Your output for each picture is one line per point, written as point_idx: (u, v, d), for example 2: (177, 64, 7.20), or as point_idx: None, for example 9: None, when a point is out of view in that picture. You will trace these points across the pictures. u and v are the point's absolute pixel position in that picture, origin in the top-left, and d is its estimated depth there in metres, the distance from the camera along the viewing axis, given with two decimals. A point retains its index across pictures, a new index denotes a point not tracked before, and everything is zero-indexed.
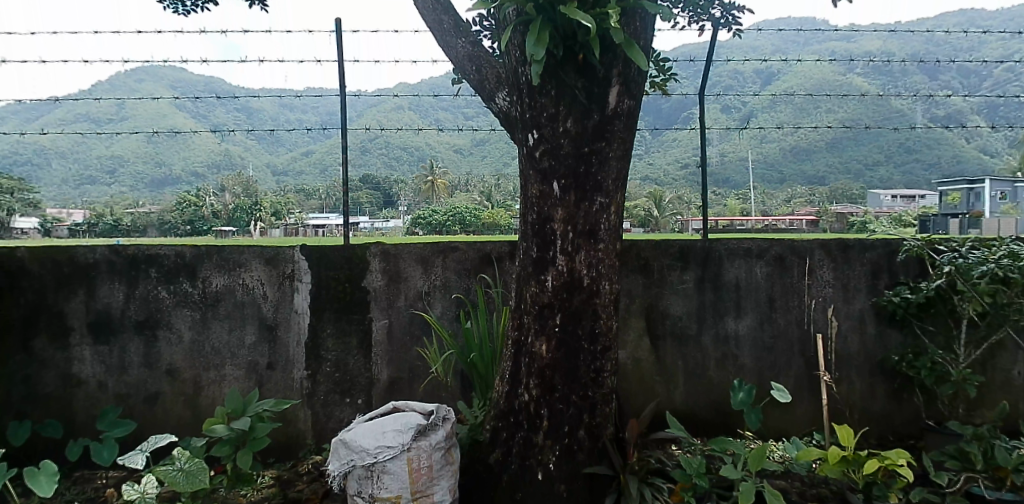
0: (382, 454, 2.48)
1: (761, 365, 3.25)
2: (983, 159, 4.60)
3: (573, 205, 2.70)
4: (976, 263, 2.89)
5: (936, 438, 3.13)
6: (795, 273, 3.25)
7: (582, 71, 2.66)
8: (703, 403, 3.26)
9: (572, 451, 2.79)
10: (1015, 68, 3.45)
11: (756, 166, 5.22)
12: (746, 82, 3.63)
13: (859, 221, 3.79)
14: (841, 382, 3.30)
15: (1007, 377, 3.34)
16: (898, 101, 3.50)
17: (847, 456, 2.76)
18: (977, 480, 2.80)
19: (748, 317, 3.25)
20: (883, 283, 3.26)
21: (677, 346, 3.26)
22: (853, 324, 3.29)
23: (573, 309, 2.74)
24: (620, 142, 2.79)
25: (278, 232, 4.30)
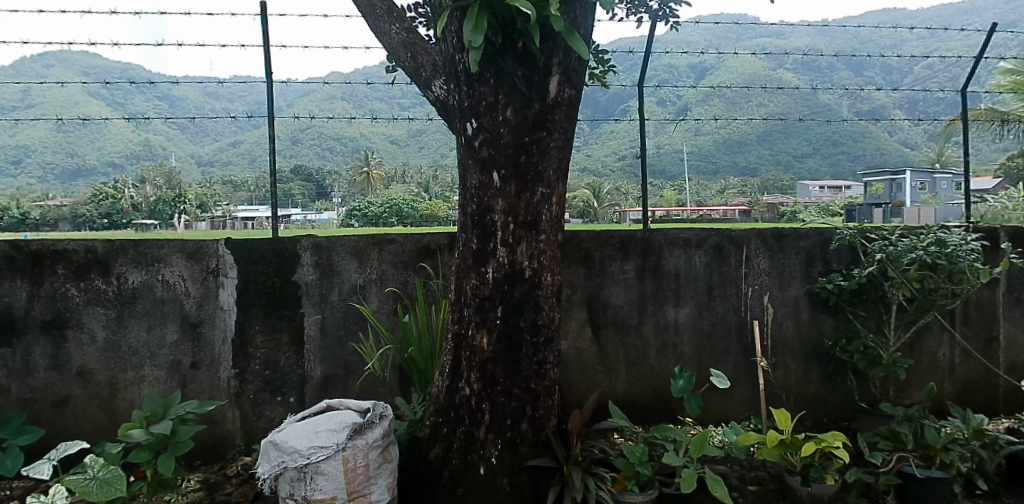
0: (315, 455, 2.38)
1: (700, 353, 3.22)
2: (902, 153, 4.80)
3: (514, 196, 2.67)
4: (905, 250, 2.98)
5: (869, 419, 3.21)
6: (733, 262, 3.22)
7: (522, 59, 2.63)
8: (643, 391, 3.20)
9: (515, 444, 2.75)
10: (932, 65, 3.53)
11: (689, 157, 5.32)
12: (680, 76, 3.55)
13: (790, 210, 3.86)
14: (776, 367, 3.30)
15: (933, 358, 3.35)
16: (826, 96, 3.49)
17: (785, 440, 2.86)
18: (908, 459, 2.91)
19: (687, 305, 3.20)
20: (816, 271, 3.29)
21: (618, 336, 3.17)
22: (788, 311, 3.30)
23: (515, 301, 2.72)
24: (561, 132, 2.77)
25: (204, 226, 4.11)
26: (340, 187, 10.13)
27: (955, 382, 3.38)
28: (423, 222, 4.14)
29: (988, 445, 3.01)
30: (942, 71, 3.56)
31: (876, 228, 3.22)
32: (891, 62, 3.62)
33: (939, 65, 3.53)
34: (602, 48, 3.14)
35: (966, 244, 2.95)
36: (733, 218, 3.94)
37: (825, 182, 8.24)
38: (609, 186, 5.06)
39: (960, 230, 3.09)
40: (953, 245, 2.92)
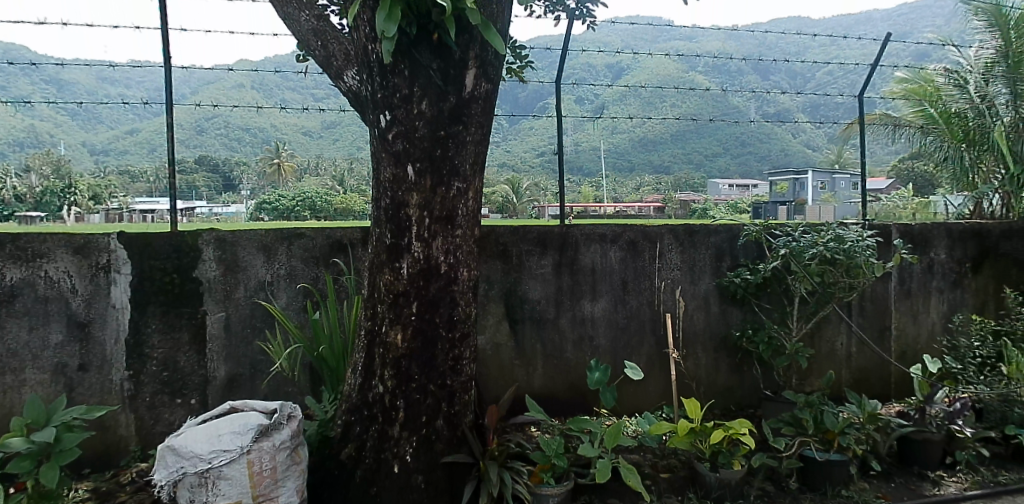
0: (217, 459, 2.26)
1: (615, 345, 3.28)
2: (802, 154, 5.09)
3: (429, 189, 2.64)
4: (807, 246, 3.13)
5: (773, 407, 3.36)
6: (647, 257, 3.30)
7: (437, 51, 2.60)
8: (560, 385, 3.23)
9: (430, 441, 2.73)
10: (833, 72, 3.73)
11: (605, 155, 5.44)
12: (598, 76, 3.61)
13: (701, 207, 3.99)
14: (687, 358, 3.40)
15: (832, 348, 3.52)
16: (735, 98, 3.66)
17: (695, 428, 2.95)
18: (809, 443, 3.06)
19: (603, 299, 3.26)
20: (725, 266, 3.42)
21: (535, 330, 3.19)
22: (698, 304, 3.41)
23: (430, 297, 2.69)
24: (478, 126, 2.76)
25: (97, 219, 3.86)
26: (252, 179, 9.72)
27: (851, 370, 3.59)
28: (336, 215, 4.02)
29: (880, 428, 3.20)
30: (842, 78, 3.73)
31: (781, 224, 3.33)
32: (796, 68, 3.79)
33: (838, 72, 3.72)
34: (519, 43, 3.13)
35: (861, 240, 3.13)
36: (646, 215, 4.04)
37: (735, 181, 8.62)
38: (528, 181, 5.09)
39: (855, 227, 3.28)
40: (850, 241, 3.09)
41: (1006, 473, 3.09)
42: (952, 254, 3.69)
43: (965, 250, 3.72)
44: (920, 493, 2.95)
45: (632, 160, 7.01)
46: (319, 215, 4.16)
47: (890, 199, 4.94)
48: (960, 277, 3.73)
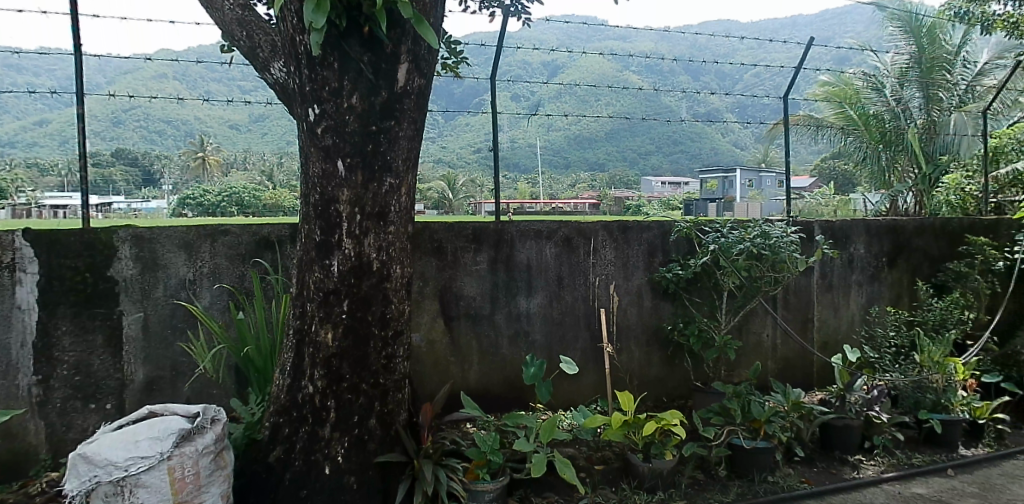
0: (134, 466, 2.08)
1: (550, 340, 3.32)
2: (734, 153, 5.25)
3: (360, 185, 2.59)
4: (735, 242, 3.25)
5: (702, 398, 3.47)
6: (581, 253, 3.35)
7: (368, 44, 2.52)
8: (496, 381, 3.24)
9: (362, 441, 2.70)
10: (759, 73, 3.92)
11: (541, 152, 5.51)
12: (534, 72, 3.67)
13: (634, 204, 4.08)
14: (621, 352, 3.46)
15: (758, 339, 3.65)
16: (667, 98, 3.80)
17: (628, 421, 3.03)
18: (736, 432, 3.16)
19: (538, 295, 3.29)
20: (657, 261, 3.50)
21: (470, 326, 3.19)
22: (632, 299, 3.47)
23: (362, 295, 2.64)
24: (411, 122, 2.72)
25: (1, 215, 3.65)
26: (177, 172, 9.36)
27: (776, 360, 3.73)
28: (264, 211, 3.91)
29: (805, 416, 3.30)
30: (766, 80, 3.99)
31: (710, 220, 3.43)
32: (725, 69, 3.93)
33: (764, 75, 3.98)
34: (454, 38, 3.13)
35: (786, 236, 3.27)
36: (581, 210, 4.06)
37: (667, 178, 8.85)
38: (463, 178, 5.10)
39: (780, 223, 3.42)
40: (775, 237, 3.22)
41: (919, 456, 3.26)
42: (870, 249, 3.89)
43: (882, 245, 3.93)
44: (841, 477, 3.09)
45: (568, 157, 7.12)
46: (246, 211, 4.08)
47: (811, 197, 5.18)
48: (877, 271, 3.94)
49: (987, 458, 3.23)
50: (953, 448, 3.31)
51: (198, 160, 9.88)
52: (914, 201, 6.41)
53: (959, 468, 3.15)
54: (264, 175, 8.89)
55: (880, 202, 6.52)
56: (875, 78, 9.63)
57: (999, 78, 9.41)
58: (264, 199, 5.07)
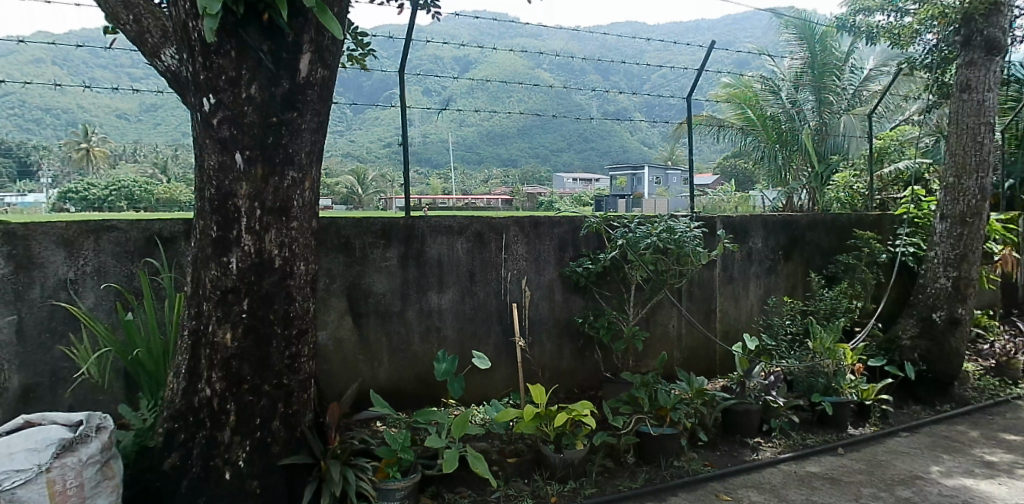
0: (6, 481, 1.81)
1: (462, 336, 3.31)
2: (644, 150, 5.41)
3: (261, 180, 2.45)
4: (642, 236, 3.37)
5: (612, 388, 3.55)
6: (493, 248, 3.36)
7: (268, 33, 2.40)
8: (407, 378, 3.21)
9: (265, 444, 2.59)
10: (666, 75, 4.18)
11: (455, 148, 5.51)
12: (445, 67, 3.74)
13: (547, 200, 4.14)
14: (533, 346, 3.49)
15: (664, 329, 3.79)
16: (578, 96, 3.95)
17: (539, 413, 3.09)
18: (644, 420, 3.26)
19: (450, 291, 3.28)
20: (568, 256, 3.56)
21: (381, 323, 3.14)
22: (544, 293, 3.51)
23: (264, 293, 2.51)
24: (314, 114, 2.61)
25: None
26: (52, 161, 8.59)
27: (681, 350, 3.88)
28: (158, 206, 3.70)
29: (708, 402, 3.43)
30: (672, 81, 4.20)
31: (618, 216, 3.55)
32: (633, 70, 4.13)
33: (670, 75, 4.19)
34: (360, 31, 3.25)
35: (690, 231, 3.41)
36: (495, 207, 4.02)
37: None
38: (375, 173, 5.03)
39: (684, 218, 3.56)
40: (680, 232, 3.37)
41: (812, 436, 3.46)
42: (767, 243, 4.11)
43: (778, 239, 4.16)
44: (741, 459, 3.25)
45: None
46: (138, 206, 3.85)
47: (713, 194, 5.41)
48: (774, 264, 4.16)
49: (872, 436, 3.47)
50: (842, 427, 3.52)
51: (77, 148, 9.11)
52: (807, 197, 6.79)
53: (848, 446, 3.37)
54: (147, 166, 8.27)
55: (777, 199, 6.88)
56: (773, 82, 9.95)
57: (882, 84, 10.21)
58: (155, 193, 4.68)
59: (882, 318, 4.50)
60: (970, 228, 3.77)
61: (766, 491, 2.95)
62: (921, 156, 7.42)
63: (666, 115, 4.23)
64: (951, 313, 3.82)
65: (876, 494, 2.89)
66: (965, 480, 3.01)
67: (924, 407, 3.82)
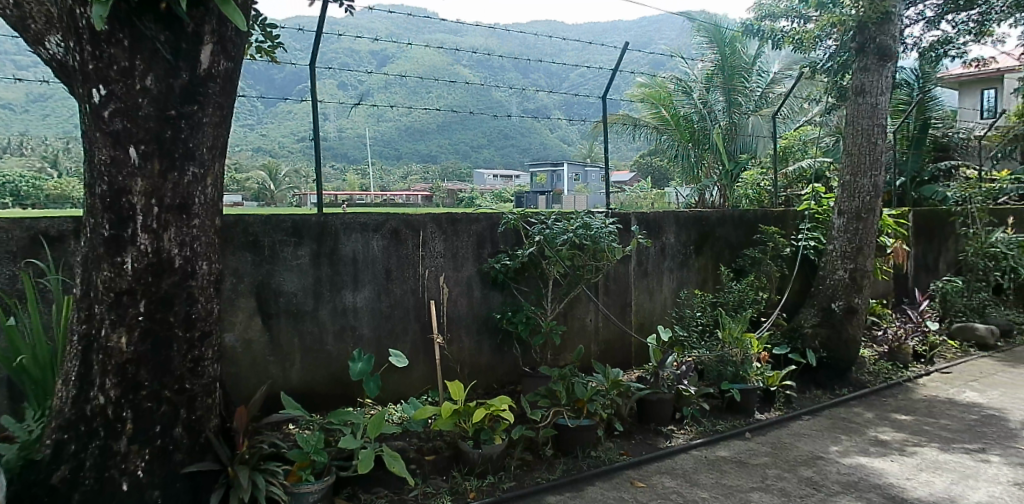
0: None
1: (378, 334, 3.28)
2: (564, 147, 5.51)
3: (158, 175, 2.23)
4: (559, 232, 3.42)
5: (531, 382, 3.58)
6: (410, 245, 3.34)
7: (165, 21, 2.19)
8: (321, 378, 3.15)
9: (166, 452, 2.39)
10: (584, 74, 4.30)
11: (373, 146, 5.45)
12: (361, 61, 3.76)
13: (467, 196, 4.16)
14: (452, 342, 3.50)
15: (582, 324, 3.87)
16: (497, 93, 3.97)
17: (457, 409, 3.09)
18: (562, 412, 3.32)
19: (365, 289, 3.24)
20: (486, 253, 3.59)
21: (292, 324, 3.06)
22: (462, 290, 3.52)
23: (163, 295, 2.31)
24: (217, 108, 2.41)
25: None
26: None
27: (598, 343, 3.97)
28: (46, 203, 3.46)
29: (624, 393, 3.51)
30: (591, 80, 4.31)
31: (536, 213, 3.60)
32: (552, 69, 4.26)
33: (589, 74, 4.30)
34: (270, 24, 3.22)
35: (605, 227, 3.49)
36: (415, 202, 4.03)
37: None
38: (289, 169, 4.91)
39: (600, 215, 3.65)
40: (595, 228, 3.44)
41: (722, 422, 3.61)
42: (679, 238, 4.27)
43: (689, 235, 4.32)
44: (656, 446, 3.36)
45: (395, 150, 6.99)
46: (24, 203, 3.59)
47: (631, 190, 5.56)
48: (685, 258, 4.33)
49: (777, 420, 3.66)
50: (749, 413, 3.69)
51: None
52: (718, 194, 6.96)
53: (755, 431, 3.54)
54: None
55: (690, 196, 7.15)
56: (685, 82, 9.82)
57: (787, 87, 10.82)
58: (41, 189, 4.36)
59: (787, 309, 4.76)
60: (864, 223, 4.03)
61: (678, 476, 3.06)
62: (826, 156, 7.90)
63: (585, 114, 4.35)
64: (848, 302, 4.06)
65: (780, 475, 3.05)
66: (860, 458, 3.22)
67: (824, 391, 4.05)
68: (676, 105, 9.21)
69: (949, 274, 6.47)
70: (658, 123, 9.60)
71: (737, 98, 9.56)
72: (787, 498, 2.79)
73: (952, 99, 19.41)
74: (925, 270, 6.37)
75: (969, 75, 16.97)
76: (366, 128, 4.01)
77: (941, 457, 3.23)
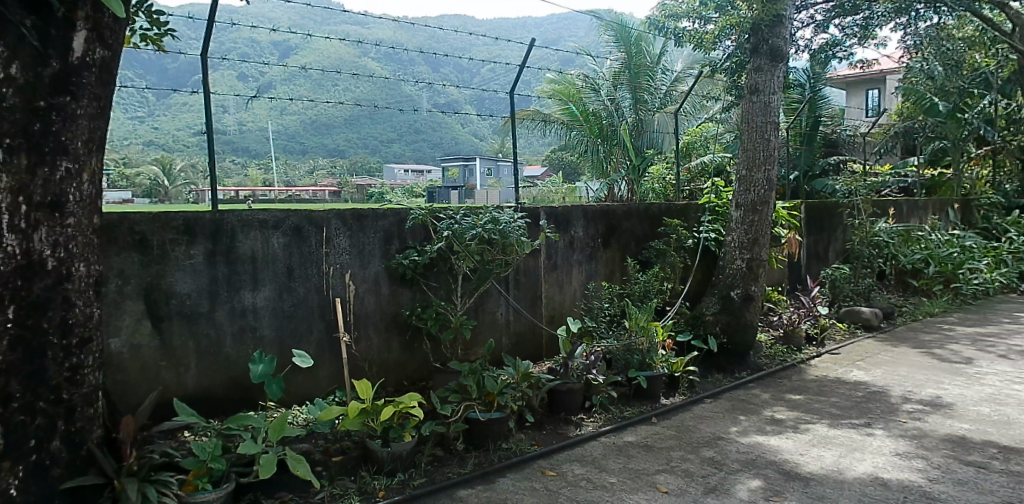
0: None
1: (280, 335, 3.19)
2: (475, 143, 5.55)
3: (26, 171, 1.99)
4: (467, 228, 3.45)
5: (440, 378, 3.58)
6: (313, 242, 3.28)
7: (30, 4, 1.97)
8: (219, 382, 3.03)
9: (42, 468, 2.15)
10: (496, 69, 4.38)
11: None
12: (263, 52, 3.63)
13: (377, 192, 4.11)
14: (359, 340, 3.46)
15: (493, 318, 3.90)
16: (406, 87, 3.94)
17: (365, 408, 3.02)
18: (472, 407, 3.32)
19: (265, 288, 3.14)
20: (394, 249, 3.57)
21: (186, 327, 2.92)
22: (369, 287, 3.49)
23: (35, 300, 2.07)
24: (93, 98, 2.20)
25: None
26: None
27: (509, 337, 4.01)
28: None
29: (533, 384, 3.58)
30: (502, 76, 4.41)
31: (444, 208, 3.61)
32: (462, 63, 4.32)
33: (499, 71, 4.39)
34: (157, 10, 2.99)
35: (514, 222, 3.53)
36: (322, 198, 3.97)
37: None
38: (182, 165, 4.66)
39: (509, 209, 3.69)
40: (504, 223, 3.47)
41: (629, 409, 3.73)
42: (587, 231, 4.40)
43: (597, 228, 4.47)
44: (565, 435, 3.43)
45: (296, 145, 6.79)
46: None
47: (542, 186, 5.67)
48: (593, 251, 4.47)
49: (681, 405, 3.81)
50: (655, 399, 3.84)
51: None
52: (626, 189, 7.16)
53: (660, 415, 3.68)
54: None
55: (599, 190, 7.34)
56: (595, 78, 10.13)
57: (690, 85, 11.37)
58: None
59: (689, 297, 5.00)
60: (760, 216, 4.27)
61: (587, 463, 3.13)
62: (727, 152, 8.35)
63: (495, 109, 4.44)
64: (746, 290, 4.30)
65: (684, 456, 3.18)
66: (758, 437, 3.40)
67: (724, 375, 4.26)
68: (586, 102, 9.43)
69: (837, 262, 6.97)
70: (569, 119, 9.77)
71: (642, 95, 10.00)
72: (691, 479, 2.92)
73: (840, 98, 20.89)
74: (816, 258, 6.82)
75: (857, 74, 18.33)
76: (268, 121, 3.85)
77: (831, 432, 3.46)
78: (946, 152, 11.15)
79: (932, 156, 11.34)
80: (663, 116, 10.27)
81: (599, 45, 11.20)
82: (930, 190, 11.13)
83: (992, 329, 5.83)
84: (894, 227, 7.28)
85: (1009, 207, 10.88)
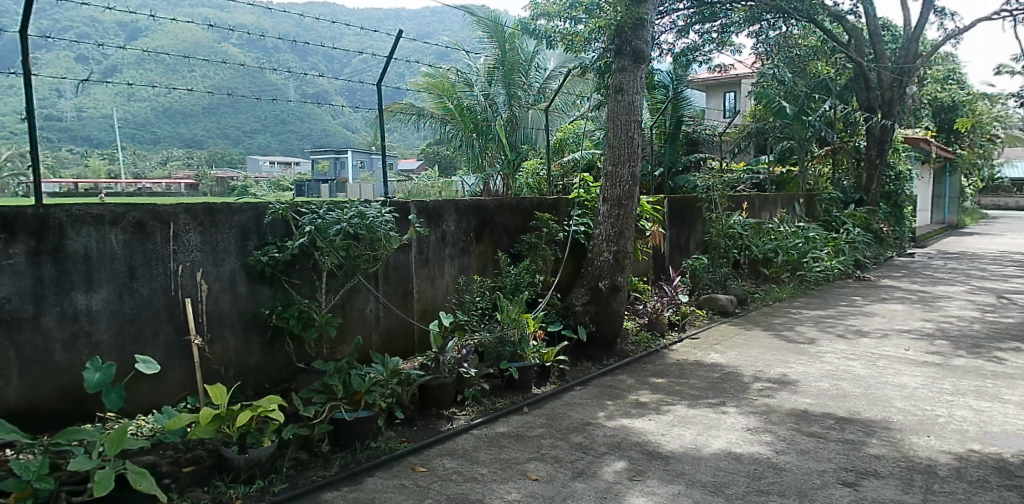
0: None
1: (120, 339, 2.96)
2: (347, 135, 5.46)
3: None
4: (332, 222, 3.37)
5: (305, 378, 3.49)
6: (157, 239, 3.06)
7: None
8: (47, 394, 2.75)
9: None
10: (367, 60, 4.28)
11: None
12: (106, 33, 3.28)
13: (240, 185, 3.90)
14: (213, 342, 3.29)
15: (360, 314, 3.85)
16: (273, 76, 3.79)
17: (220, 414, 2.80)
18: (339, 406, 3.23)
19: (102, 289, 2.89)
20: (251, 245, 3.44)
21: (4, 335, 2.60)
22: (224, 286, 3.33)
23: None
24: None
25: None
26: None
27: (379, 333, 3.98)
28: None
29: (403, 381, 3.54)
30: (374, 67, 4.32)
31: (307, 202, 3.58)
32: (331, 52, 4.17)
33: (371, 61, 4.29)
34: None
35: (382, 216, 3.55)
36: (175, 193, 3.75)
37: None
38: None
39: (376, 203, 3.69)
40: (371, 217, 3.47)
41: (502, 400, 3.82)
42: (460, 225, 4.47)
43: (470, 222, 4.55)
44: (436, 430, 3.44)
45: None
46: None
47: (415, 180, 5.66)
48: (465, 245, 4.55)
49: (551, 393, 3.95)
50: (526, 389, 3.94)
51: None
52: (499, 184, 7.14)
53: (531, 405, 3.78)
54: None
55: (474, 185, 7.38)
56: (468, 74, 10.19)
57: (561, 82, 11.75)
58: None
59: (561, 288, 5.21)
60: (625, 210, 4.49)
61: (459, 456, 3.16)
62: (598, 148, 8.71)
63: (366, 101, 4.37)
64: (613, 280, 4.51)
65: (554, 443, 3.28)
66: (624, 420, 3.58)
67: (593, 363, 4.45)
68: (460, 98, 9.40)
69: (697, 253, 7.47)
70: (443, 113, 9.73)
71: (515, 91, 10.21)
72: (560, 464, 3.02)
73: (704, 100, 22.17)
74: (678, 249, 7.25)
75: (719, 76, 19.66)
76: (113, 107, 3.55)
77: (689, 413, 3.71)
78: (792, 153, 12.20)
79: (782, 154, 12.37)
80: (537, 112, 10.52)
81: (472, 41, 11.26)
82: (778, 186, 11.74)
83: (829, 311, 6.52)
84: (748, 220, 7.93)
85: (848, 202, 12.20)
